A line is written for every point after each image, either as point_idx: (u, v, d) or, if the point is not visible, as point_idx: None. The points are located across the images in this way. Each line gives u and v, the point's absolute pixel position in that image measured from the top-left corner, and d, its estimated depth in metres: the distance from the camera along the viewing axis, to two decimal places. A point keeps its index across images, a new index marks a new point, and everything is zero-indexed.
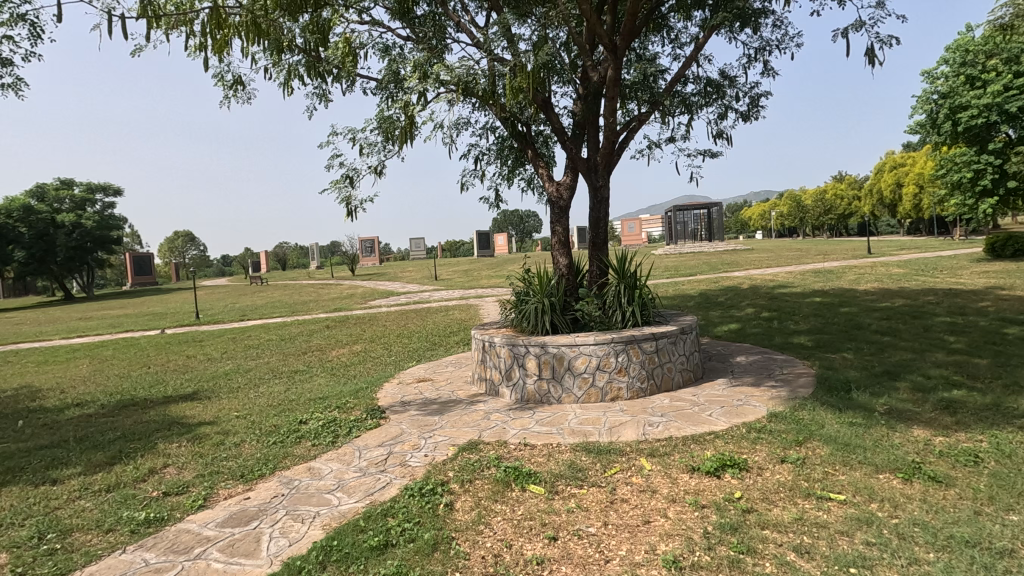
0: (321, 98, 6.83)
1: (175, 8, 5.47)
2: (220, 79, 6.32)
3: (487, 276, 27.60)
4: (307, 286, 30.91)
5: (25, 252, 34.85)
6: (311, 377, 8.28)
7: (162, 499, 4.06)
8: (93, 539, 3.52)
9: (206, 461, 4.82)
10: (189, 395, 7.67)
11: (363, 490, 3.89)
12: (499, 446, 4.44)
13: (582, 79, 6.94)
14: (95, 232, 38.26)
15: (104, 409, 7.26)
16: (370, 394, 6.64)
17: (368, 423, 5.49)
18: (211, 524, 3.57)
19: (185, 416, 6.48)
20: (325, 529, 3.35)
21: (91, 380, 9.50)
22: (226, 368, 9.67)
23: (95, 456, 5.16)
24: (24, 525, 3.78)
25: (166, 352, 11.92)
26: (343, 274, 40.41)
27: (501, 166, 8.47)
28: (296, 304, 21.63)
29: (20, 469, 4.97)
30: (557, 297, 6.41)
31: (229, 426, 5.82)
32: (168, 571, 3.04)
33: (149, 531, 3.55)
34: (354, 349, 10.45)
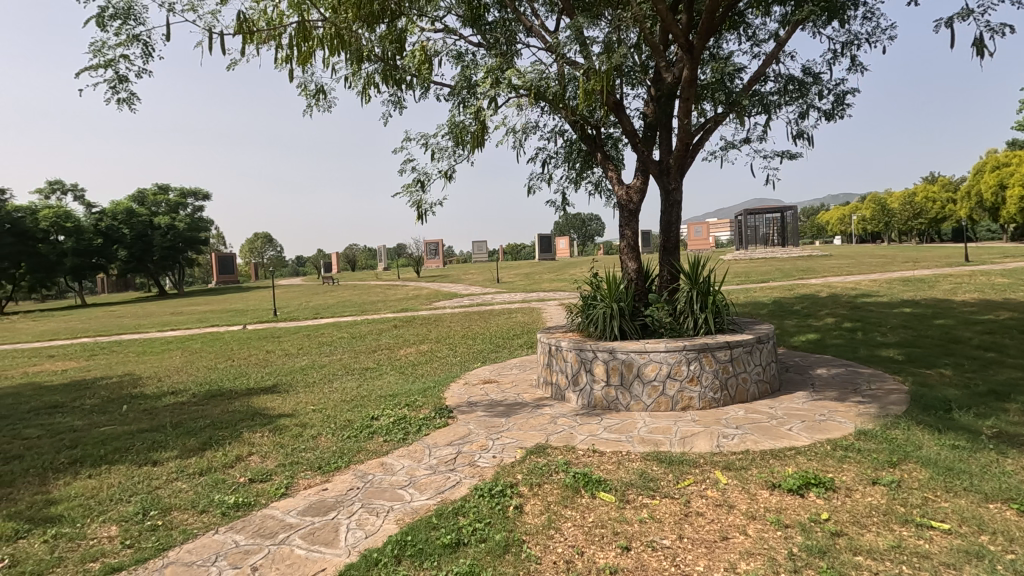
0: (396, 105, 7.03)
1: (266, 23, 5.79)
2: (304, 89, 6.65)
3: (549, 279, 27.52)
4: (375, 287, 32.17)
5: (127, 251, 38.44)
6: (381, 374, 8.56)
7: (248, 485, 4.31)
8: (189, 518, 3.79)
9: (287, 451, 5.08)
10: (270, 388, 8.13)
11: (433, 488, 3.97)
12: (567, 451, 4.41)
13: (655, 80, 6.80)
14: (187, 234, 41.18)
15: (195, 398, 7.83)
16: (438, 394, 6.79)
17: (437, 422, 5.60)
18: (293, 512, 3.76)
19: (267, 407, 6.87)
20: (399, 524, 3.43)
21: (183, 371, 10.28)
22: (302, 363, 10.17)
23: (188, 441, 5.56)
24: (130, 502, 4.13)
25: (248, 347, 12.73)
26: (409, 275, 41.76)
27: (569, 169, 8.44)
28: (364, 304, 22.40)
29: (126, 450, 5.43)
30: (626, 302, 6.29)
31: (306, 419, 6.11)
32: (256, 554, 3.22)
33: (238, 514, 3.78)
34: (421, 348, 10.73)
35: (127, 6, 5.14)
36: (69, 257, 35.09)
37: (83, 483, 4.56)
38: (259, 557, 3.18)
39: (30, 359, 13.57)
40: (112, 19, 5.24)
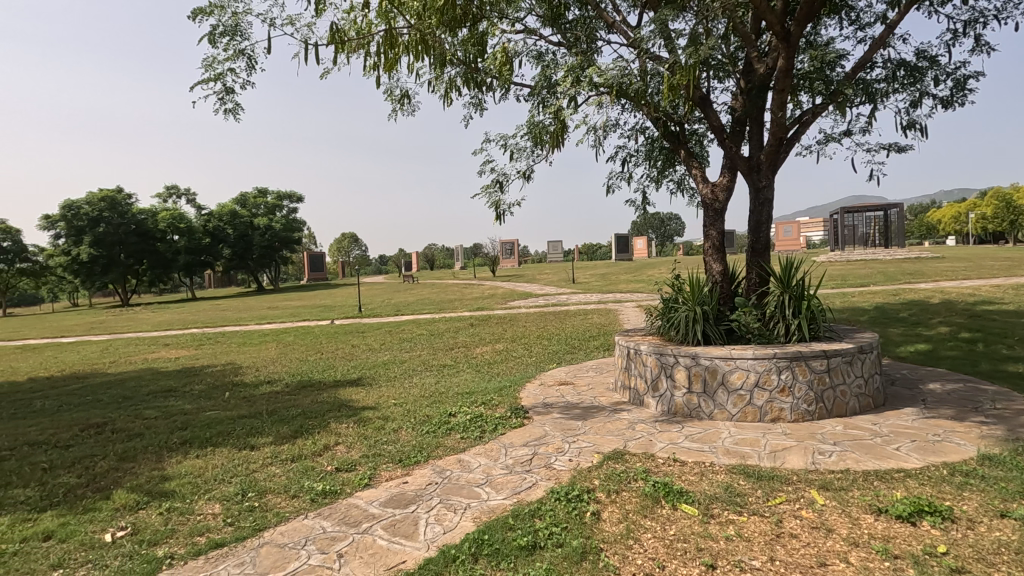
0: (476, 107, 7.13)
1: (356, 33, 6.06)
2: (390, 95, 6.90)
3: (625, 280, 26.95)
4: (452, 286, 32.98)
5: (231, 250, 41.88)
6: (458, 372, 8.74)
7: (335, 474, 4.52)
8: (282, 502, 4.03)
9: (370, 443, 5.29)
10: (355, 381, 8.54)
11: (510, 488, 3.97)
12: (646, 459, 4.27)
13: (745, 72, 6.43)
14: (283, 234, 44.13)
15: (288, 387, 8.37)
16: (513, 393, 6.82)
17: (513, 421, 5.62)
18: (375, 503, 3.90)
19: (352, 399, 7.22)
20: (475, 522, 3.47)
21: (278, 362, 11.03)
22: (384, 358, 10.60)
23: (282, 428, 5.93)
24: (232, 482, 4.47)
25: (335, 341, 13.45)
26: (485, 274, 42.45)
27: (650, 167, 8.20)
28: (442, 302, 22.99)
29: (228, 433, 5.89)
30: (710, 306, 6.00)
31: (388, 412, 6.35)
32: (341, 541, 3.36)
33: (325, 501, 3.98)
34: (497, 347, 10.86)
35: (235, 23, 5.54)
36: (182, 255, 39.25)
37: (192, 462, 4.99)
38: (344, 544, 3.32)
39: (150, 346, 15.11)
40: (223, 35, 5.65)
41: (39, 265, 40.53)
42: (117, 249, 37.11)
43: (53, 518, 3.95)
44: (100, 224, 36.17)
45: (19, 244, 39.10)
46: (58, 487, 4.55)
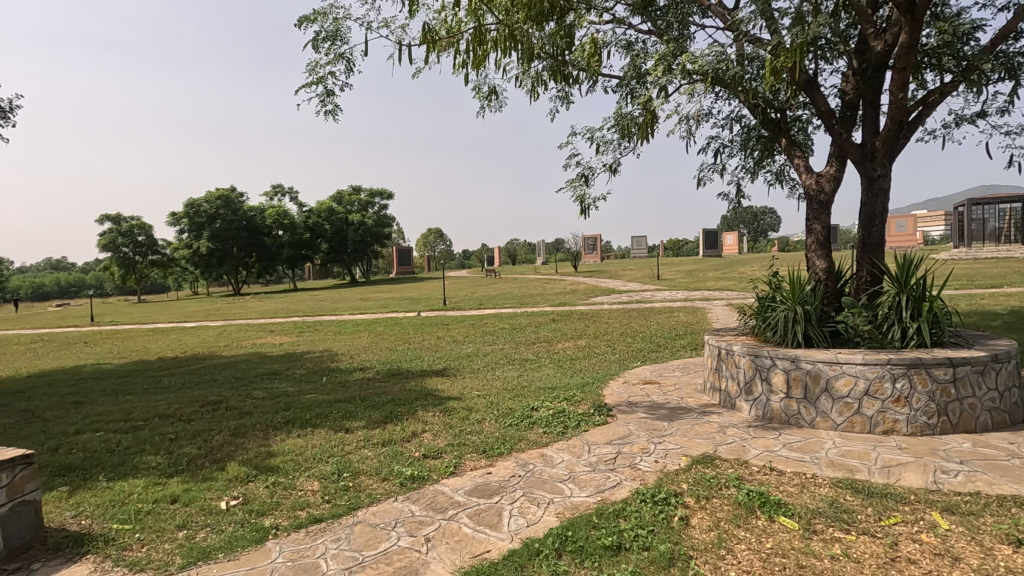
0: (563, 100, 7.05)
1: (446, 32, 6.18)
2: (478, 91, 6.98)
3: (714, 277, 25.78)
4: (534, 281, 33.16)
5: (328, 244, 44.66)
6: (540, 366, 8.75)
7: (422, 460, 4.69)
8: (374, 483, 4.23)
9: (455, 432, 5.43)
10: (440, 371, 8.81)
11: (594, 486, 3.91)
12: (739, 465, 4.04)
13: (859, 50, 5.88)
14: (374, 229, 46.22)
15: (379, 375, 8.80)
16: (596, 391, 6.71)
17: (596, 419, 5.53)
18: (460, 491, 3.99)
19: (438, 389, 7.45)
20: (559, 518, 3.44)
21: (369, 350, 11.62)
22: (468, 350, 10.85)
23: (373, 414, 6.24)
24: (328, 462, 4.76)
25: (422, 332, 13.95)
26: (567, 270, 42.30)
27: (746, 158, 7.74)
28: (523, 296, 23.16)
29: (325, 416, 6.28)
30: (813, 306, 5.57)
31: (472, 403, 6.48)
32: (428, 525, 3.47)
33: (413, 486, 4.13)
34: (579, 343, 10.76)
35: (336, 28, 5.82)
36: (286, 248, 42.56)
37: (294, 441, 5.37)
38: (431, 529, 3.42)
39: (257, 332, 16.47)
40: (324, 40, 5.96)
41: (167, 257, 45.48)
42: (230, 243, 41.01)
43: (178, 483, 4.40)
44: (217, 221, 39.94)
45: (151, 238, 44.07)
46: (182, 456, 5.07)
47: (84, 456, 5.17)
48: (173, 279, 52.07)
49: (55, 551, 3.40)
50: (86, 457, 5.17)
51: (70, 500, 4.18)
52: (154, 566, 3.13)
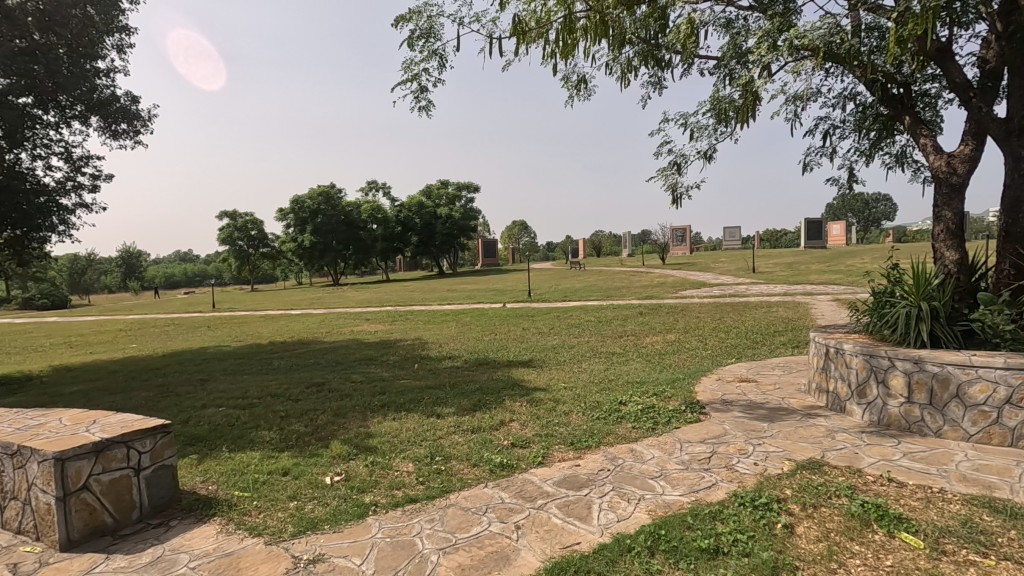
0: (655, 86, 6.78)
1: (535, 23, 6.12)
2: (567, 81, 6.87)
3: (817, 271, 23.98)
4: (619, 273, 32.51)
5: (418, 237, 46.43)
6: (628, 360, 8.57)
7: (511, 449, 4.75)
8: (464, 469, 4.35)
9: (542, 423, 5.45)
10: (526, 362, 8.88)
11: (687, 485, 3.77)
12: (851, 474, 3.72)
13: (1006, 11, 5.14)
14: (461, 222, 47.24)
15: (467, 364, 9.04)
16: (688, 387, 6.47)
17: (688, 416, 5.33)
18: (549, 481, 4.01)
19: (524, 379, 7.52)
20: (651, 516, 3.36)
21: (458, 340, 11.97)
22: (553, 342, 10.86)
23: (463, 401, 6.41)
24: (422, 445, 4.95)
25: (508, 323, 14.14)
26: (654, 262, 41.08)
27: (860, 139, 7.08)
28: (609, 289, 22.77)
29: (418, 401, 6.55)
30: (940, 302, 5.00)
31: (559, 395, 6.47)
32: (518, 513, 3.51)
33: (503, 473, 4.20)
34: (668, 338, 10.42)
35: (429, 26, 5.98)
36: (380, 241, 44.77)
37: (390, 424, 5.64)
38: (521, 517, 3.46)
39: (355, 320, 17.51)
40: (418, 39, 6.13)
41: (276, 250, 49.43)
42: (330, 237, 43.83)
43: (288, 457, 4.77)
44: (319, 216, 42.87)
45: (263, 232, 48.05)
46: (291, 432, 5.50)
47: (210, 428, 5.75)
48: (281, 269, 56.51)
49: (189, 511, 3.82)
50: (212, 429, 5.76)
51: (199, 466, 4.67)
52: (270, 532, 3.42)
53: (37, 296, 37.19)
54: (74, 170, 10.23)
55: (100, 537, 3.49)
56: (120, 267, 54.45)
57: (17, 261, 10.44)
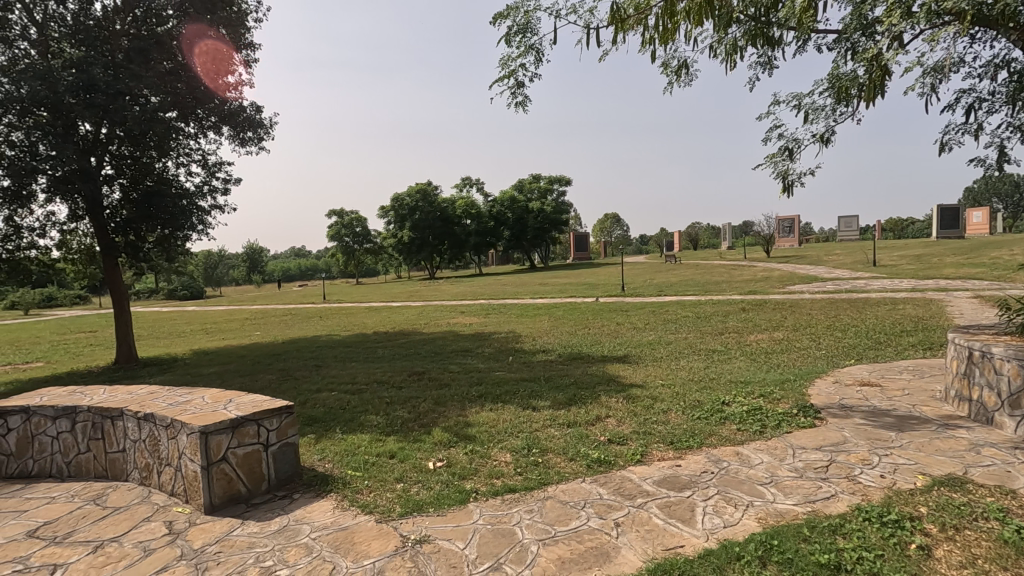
0: (764, 67, 6.31)
1: (634, 9, 5.91)
2: (667, 67, 6.57)
3: (954, 263, 21.32)
4: (719, 266, 30.94)
5: (510, 231, 47.07)
6: (730, 358, 8.14)
7: (607, 445, 4.69)
8: (561, 462, 4.36)
9: (640, 420, 5.33)
10: (621, 358, 8.73)
11: (802, 494, 3.51)
12: (1003, 495, 3.27)
13: None
14: (552, 216, 47.23)
15: (561, 358, 9.05)
16: (799, 389, 6.03)
17: (801, 420, 4.96)
18: (648, 480, 3.91)
19: (620, 375, 7.39)
20: (761, 524, 3.17)
21: (551, 333, 12.01)
22: (649, 338, 10.56)
23: (558, 395, 6.43)
24: (518, 436, 5.03)
25: (601, 318, 13.96)
26: (758, 256, 38.62)
27: (1015, 113, 6.16)
28: (708, 283, 21.75)
29: (514, 393, 6.65)
30: None
31: (657, 392, 6.29)
32: (618, 511, 3.47)
33: (601, 469, 4.15)
34: (775, 336, 9.76)
35: (526, 21, 5.99)
36: (473, 237, 45.99)
37: (487, 414, 5.78)
38: (621, 514, 3.41)
39: (451, 313, 18.14)
40: (514, 34, 6.16)
41: (378, 246, 52.41)
42: (427, 232, 45.54)
43: (394, 442, 5.05)
44: (417, 214, 44.84)
45: (366, 229, 51.14)
46: (396, 418, 5.81)
47: (325, 411, 6.23)
48: (383, 264, 59.92)
49: (308, 486, 4.17)
50: (326, 411, 6.23)
51: (316, 446, 5.07)
52: (380, 511, 3.64)
53: (179, 287, 42.20)
54: (209, 175, 11.45)
55: (236, 504, 3.90)
56: (245, 261, 60.37)
57: (165, 256, 11.91)
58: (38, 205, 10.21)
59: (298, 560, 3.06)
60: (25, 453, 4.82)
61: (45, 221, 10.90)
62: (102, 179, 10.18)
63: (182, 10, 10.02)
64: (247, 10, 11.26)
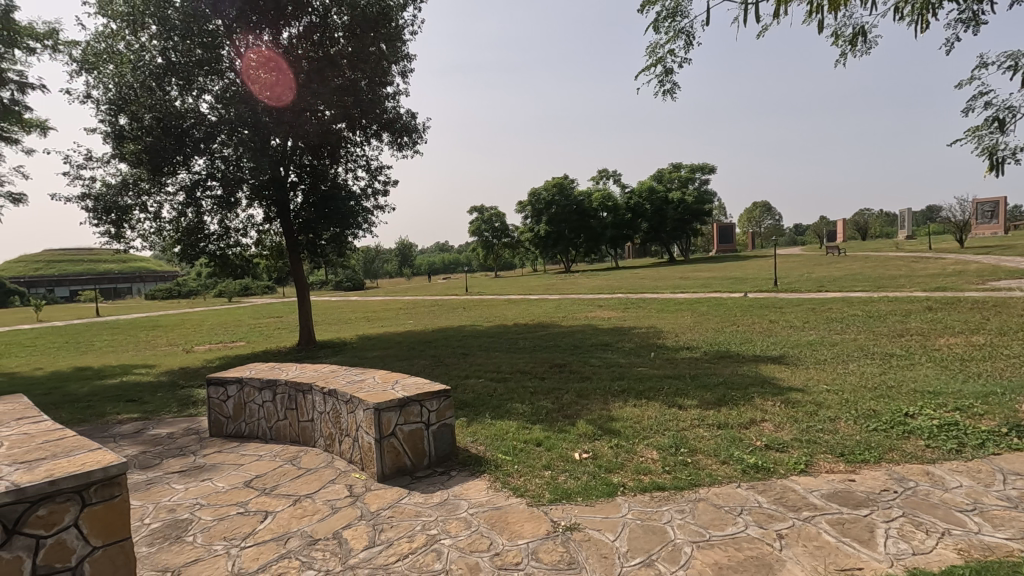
0: (966, 24, 5.39)
1: None
2: (839, 36, 5.89)
3: None
4: (895, 259, 26.98)
5: (648, 223, 45.58)
6: (914, 364, 7.11)
7: (765, 450, 4.38)
8: (713, 464, 4.17)
9: (802, 426, 4.89)
10: (776, 358, 8.06)
11: (1018, 529, 2.98)
12: None
13: None
14: (694, 207, 44.81)
15: (707, 355, 8.62)
16: (1010, 404, 5.07)
17: (1013, 441, 4.19)
18: (816, 492, 3.59)
19: (776, 377, 6.83)
20: (961, 556, 2.75)
21: (695, 329, 11.48)
22: (810, 337, 9.61)
23: (706, 394, 6.13)
24: (665, 434, 4.89)
25: (751, 314, 13.00)
26: (947, 246, 32.94)
27: None
28: (883, 278, 19.07)
29: (658, 390, 6.49)
30: None
31: (822, 398, 5.72)
32: (780, 521, 3.24)
33: (759, 476, 3.90)
34: (974, 340, 8.29)
35: (675, 3, 5.75)
36: (609, 230, 45.32)
37: (631, 410, 5.71)
38: (784, 526, 3.18)
39: (589, 306, 18.12)
40: (663, 20, 5.94)
41: (516, 240, 54.08)
42: (563, 226, 46.24)
43: (540, 430, 5.21)
44: (553, 208, 45.45)
45: (505, 224, 53.00)
46: (541, 408, 5.98)
47: (475, 396, 6.62)
48: (520, 258, 61.67)
49: (464, 465, 4.48)
50: (475, 397, 6.62)
51: (468, 429, 5.42)
52: (531, 495, 3.80)
53: (344, 280, 47.68)
54: (372, 179, 12.68)
55: (403, 475, 4.32)
56: (397, 256, 66.05)
57: (337, 252, 13.43)
58: (241, 210, 12.09)
59: (459, 532, 3.32)
60: (239, 416, 5.80)
61: (246, 222, 12.89)
62: (288, 186, 11.74)
63: (349, 30, 11.23)
64: (404, 24, 12.22)
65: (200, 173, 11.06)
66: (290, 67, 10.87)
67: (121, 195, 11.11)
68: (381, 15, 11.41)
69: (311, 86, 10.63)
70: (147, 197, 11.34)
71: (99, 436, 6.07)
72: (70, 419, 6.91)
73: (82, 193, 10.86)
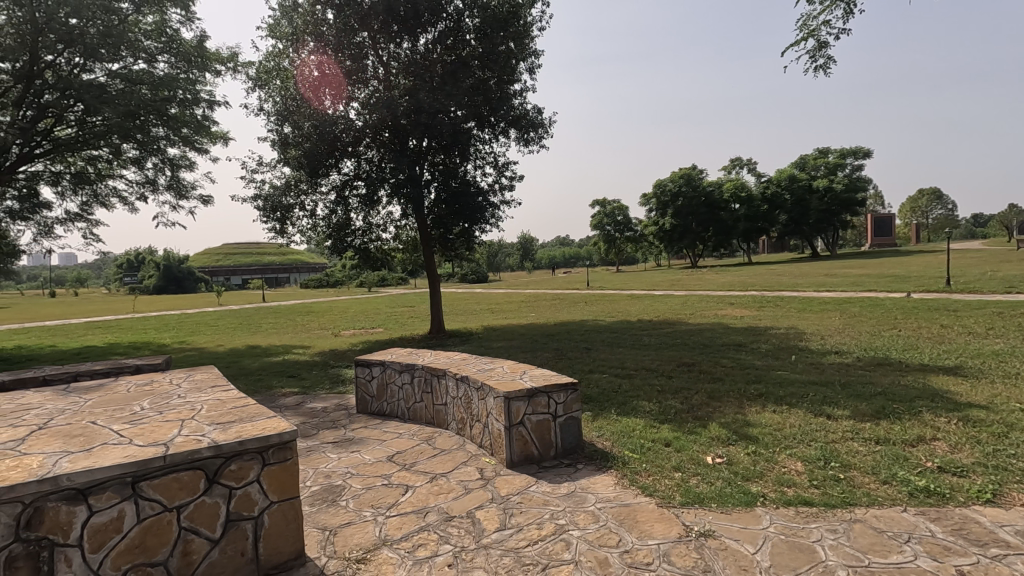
0: None
1: None
2: None
3: None
4: None
5: (787, 216, 41.95)
6: None
7: (937, 473, 3.82)
8: (871, 483, 3.73)
9: (987, 450, 4.19)
10: (950, 368, 6.98)
11: None
12: None
13: None
14: (844, 196, 40.34)
15: (860, 362, 7.72)
16: None
17: None
18: (1007, 527, 3.06)
19: (951, 391, 5.92)
20: None
21: (844, 332, 10.35)
22: (996, 346, 8.18)
23: (860, 405, 5.50)
24: (811, 445, 4.47)
25: (916, 317, 11.39)
26: None
27: None
28: None
29: (801, 396, 5.95)
30: None
31: (1013, 418, 4.85)
32: (959, 556, 2.81)
33: (930, 501, 3.42)
34: None
35: None
36: (741, 222, 42.36)
37: (770, 416, 5.30)
38: (965, 562, 2.76)
39: (720, 304, 17.09)
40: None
41: (638, 234, 52.67)
42: (691, 219, 44.02)
43: (669, 430, 5.03)
44: (680, 199, 43.48)
45: (627, 218, 51.84)
46: (669, 407, 5.77)
47: (601, 391, 6.57)
48: (643, 253, 59.88)
49: (591, 459, 4.48)
50: (601, 392, 6.57)
51: (594, 423, 5.39)
52: (661, 495, 3.69)
53: (469, 272, 49.88)
54: (499, 175, 13.04)
55: (532, 464, 4.43)
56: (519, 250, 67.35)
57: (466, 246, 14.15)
58: (382, 207, 13.09)
59: (588, 525, 3.32)
60: (381, 396, 6.32)
61: (386, 219, 13.95)
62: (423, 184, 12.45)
63: (480, 31, 11.63)
64: (532, 21, 12.41)
65: (349, 174, 12.19)
66: (426, 72, 11.53)
67: (285, 195, 12.63)
68: (510, 14, 11.69)
69: (445, 88, 11.17)
70: (305, 197, 12.74)
71: (270, 405, 6.99)
72: (247, 389, 8.02)
73: (254, 194, 12.49)
